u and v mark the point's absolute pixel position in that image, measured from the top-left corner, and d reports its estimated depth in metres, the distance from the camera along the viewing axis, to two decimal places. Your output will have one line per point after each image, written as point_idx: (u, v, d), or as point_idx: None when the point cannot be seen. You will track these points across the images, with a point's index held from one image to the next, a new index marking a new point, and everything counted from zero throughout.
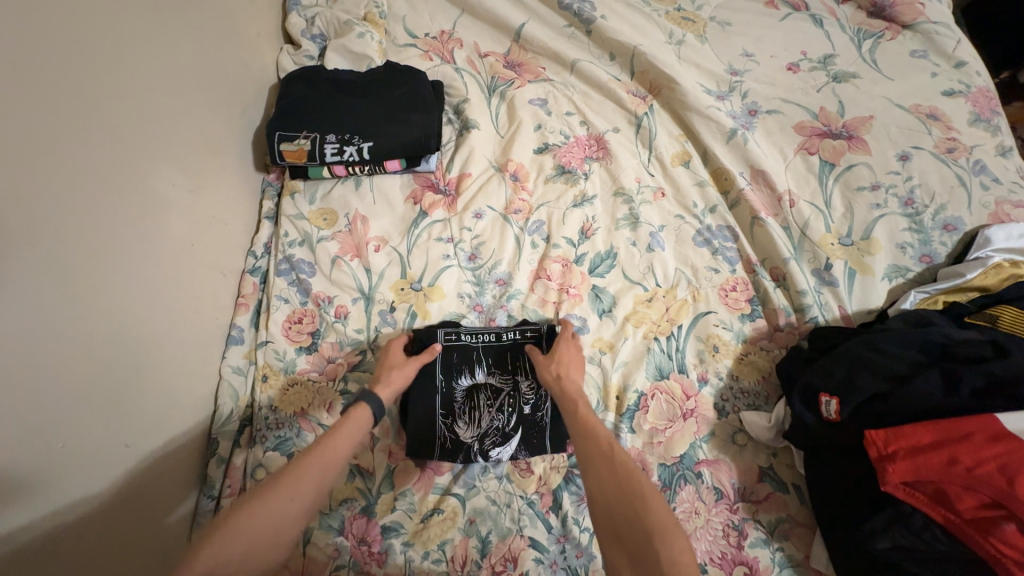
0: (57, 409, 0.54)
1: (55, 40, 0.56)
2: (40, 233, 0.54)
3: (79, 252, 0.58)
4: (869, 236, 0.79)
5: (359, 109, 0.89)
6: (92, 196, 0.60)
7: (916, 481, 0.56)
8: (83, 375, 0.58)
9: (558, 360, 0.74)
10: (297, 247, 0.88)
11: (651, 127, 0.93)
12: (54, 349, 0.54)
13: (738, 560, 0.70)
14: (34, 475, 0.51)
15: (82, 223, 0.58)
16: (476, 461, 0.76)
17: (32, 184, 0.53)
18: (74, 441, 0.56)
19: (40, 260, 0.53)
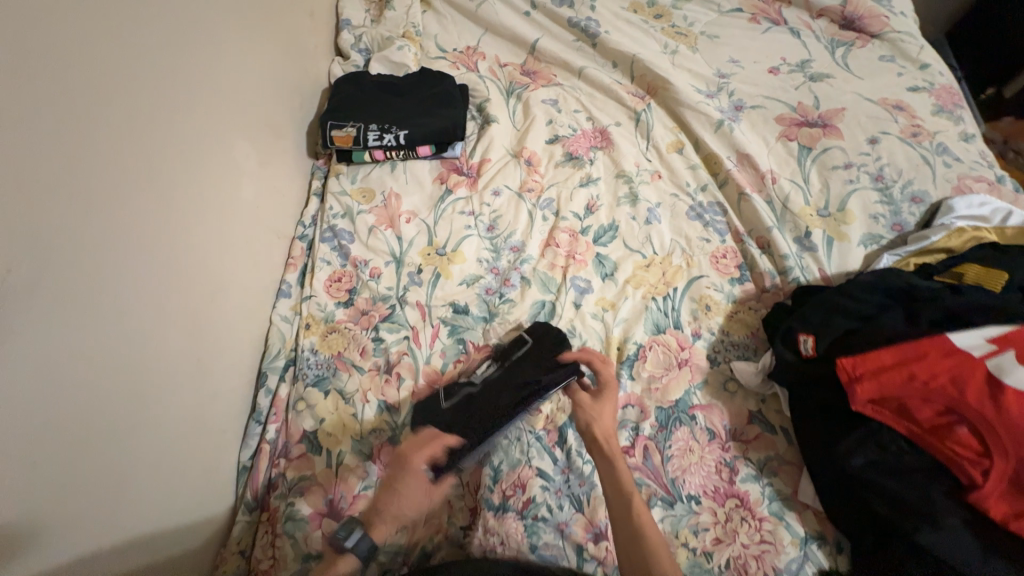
0: (147, 317, 0.67)
1: (168, 35, 0.73)
2: (148, 177, 0.68)
3: (171, 197, 0.73)
4: (844, 208, 0.89)
5: (397, 105, 1.05)
6: (182, 155, 0.75)
7: (881, 398, 0.63)
8: (165, 294, 0.70)
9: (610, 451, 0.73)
10: (339, 219, 1.01)
11: (649, 121, 1.06)
12: (146, 267, 0.67)
13: (730, 493, 0.76)
14: (130, 364, 0.63)
15: (172, 173, 0.73)
16: None
17: (144, 138, 0.68)
18: (155, 347, 0.68)
19: (143, 198, 0.67)
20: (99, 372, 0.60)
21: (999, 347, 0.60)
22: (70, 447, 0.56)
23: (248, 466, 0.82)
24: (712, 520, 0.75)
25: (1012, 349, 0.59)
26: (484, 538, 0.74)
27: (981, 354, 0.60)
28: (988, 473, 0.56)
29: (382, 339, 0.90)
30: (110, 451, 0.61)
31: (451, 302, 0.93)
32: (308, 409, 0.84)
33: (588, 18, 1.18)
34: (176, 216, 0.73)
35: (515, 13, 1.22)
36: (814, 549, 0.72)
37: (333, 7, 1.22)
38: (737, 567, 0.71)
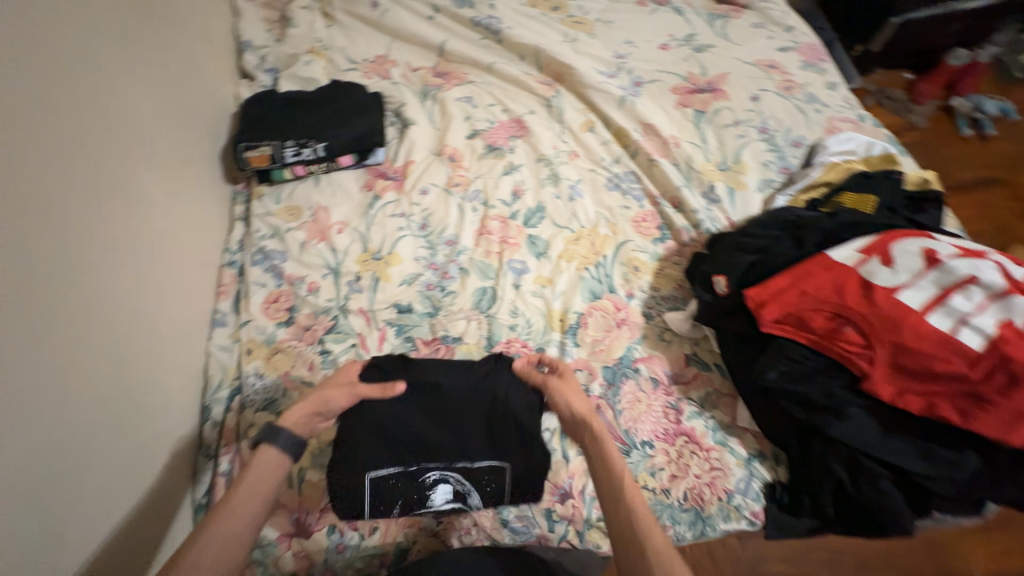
0: (74, 360, 0.64)
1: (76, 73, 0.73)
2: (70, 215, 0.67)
3: (96, 234, 0.71)
4: (738, 161, 0.98)
5: (312, 119, 1.05)
6: (101, 191, 0.74)
7: (784, 316, 0.71)
8: (103, 333, 0.69)
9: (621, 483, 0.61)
10: (268, 239, 1.00)
11: (560, 105, 1.12)
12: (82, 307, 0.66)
13: (678, 432, 0.82)
14: (71, 404, 0.62)
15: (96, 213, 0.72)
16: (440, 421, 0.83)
17: (71, 178, 0.68)
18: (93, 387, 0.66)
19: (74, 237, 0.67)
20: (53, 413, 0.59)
21: (866, 255, 0.71)
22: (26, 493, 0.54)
23: (203, 503, 0.80)
24: (666, 459, 0.80)
25: (876, 256, 0.71)
26: (458, 521, 0.77)
27: (854, 264, 0.71)
28: (873, 361, 0.65)
29: (329, 350, 0.90)
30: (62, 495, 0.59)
31: (394, 304, 0.94)
32: (261, 434, 0.82)
33: (490, 16, 1.23)
34: (90, 251, 0.70)
35: (419, 19, 1.24)
36: (756, 466, 0.79)
37: (232, 28, 1.19)
38: (693, 497, 0.78)
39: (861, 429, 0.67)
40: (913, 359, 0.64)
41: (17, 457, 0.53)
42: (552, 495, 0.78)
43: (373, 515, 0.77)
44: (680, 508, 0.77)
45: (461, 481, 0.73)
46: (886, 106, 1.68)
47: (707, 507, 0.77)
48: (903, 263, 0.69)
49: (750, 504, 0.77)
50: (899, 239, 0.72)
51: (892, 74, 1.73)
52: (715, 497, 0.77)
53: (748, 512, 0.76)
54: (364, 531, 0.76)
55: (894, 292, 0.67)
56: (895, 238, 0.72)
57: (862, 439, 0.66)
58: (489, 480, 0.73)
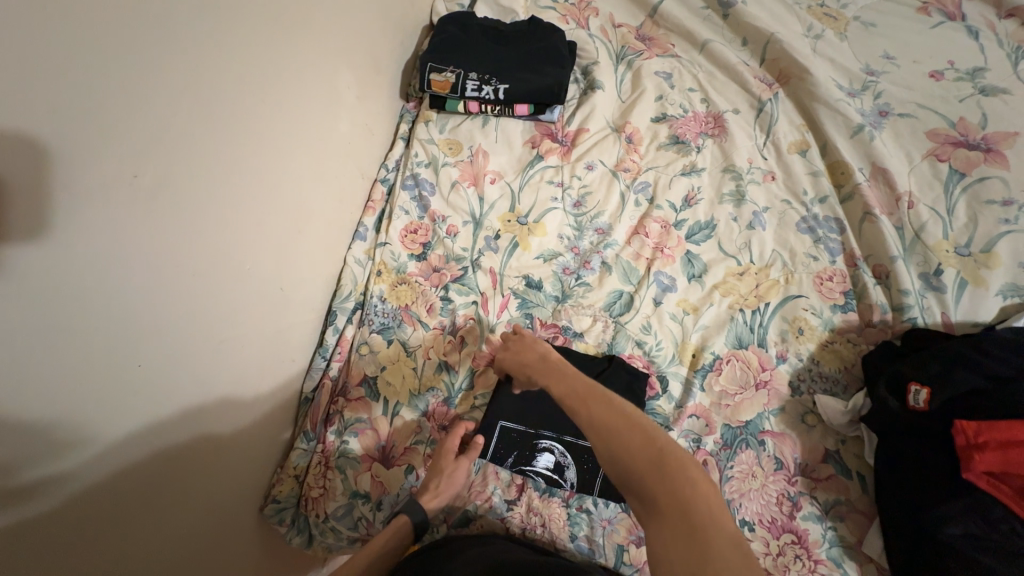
0: (233, 242, 0.67)
1: None
2: (258, 106, 0.69)
3: (276, 129, 0.73)
4: (989, 250, 0.77)
5: (500, 55, 0.98)
6: (292, 88, 0.75)
7: (1004, 473, 0.58)
8: (260, 229, 0.72)
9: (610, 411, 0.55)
10: (423, 167, 0.98)
11: (772, 113, 0.95)
12: (245, 200, 0.69)
13: (787, 528, 0.72)
14: (222, 286, 0.66)
15: (283, 110, 0.74)
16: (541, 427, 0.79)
17: (266, 67, 0.69)
18: (243, 273, 0.70)
19: (254, 130, 0.69)
20: (204, 292, 0.63)
21: None
22: (168, 356, 0.58)
23: (309, 398, 0.85)
24: (763, 549, 0.71)
25: None
26: (525, 517, 0.74)
27: None
28: None
29: (450, 299, 0.89)
30: (202, 363, 0.64)
31: (525, 275, 0.89)
32: (370, 355, 0.85)
33: None
34: (266, 135, 0.71)
35: None
36: None
37: None
38: None
39: None
40: None
41: (169, 318, 0.58)
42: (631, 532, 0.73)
43: None
44: None
45: (564, 452, 0.76)
46: None
47: None
48: None
49: None
50: None
51: None
52: None
53: None
54: None
55: None
56: None
57: None
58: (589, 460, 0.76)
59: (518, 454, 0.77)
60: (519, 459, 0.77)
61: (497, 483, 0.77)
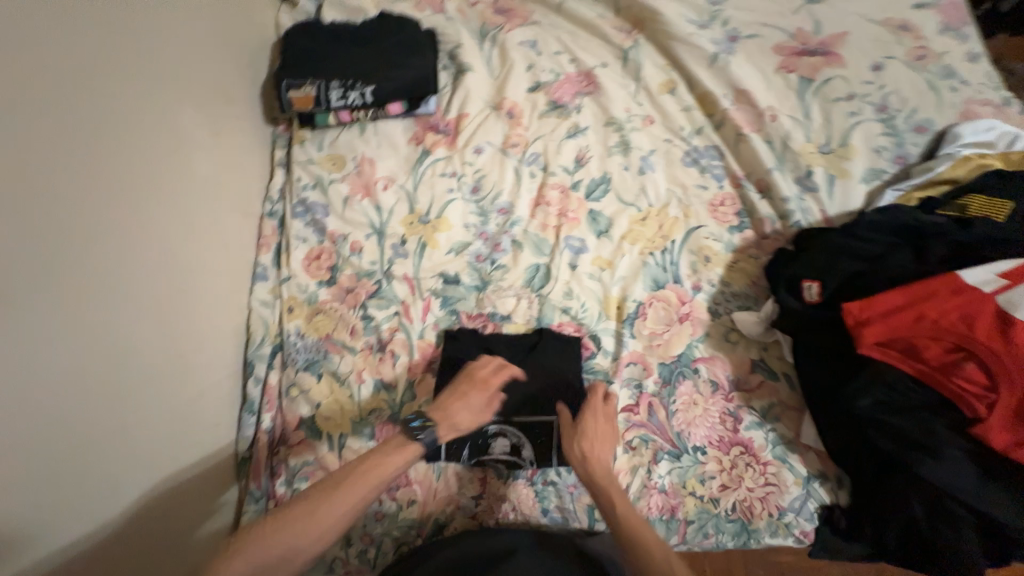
0: (101, 323, 0.62)
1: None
2: (94, 172, 0.62)
3: (125, 190, 0.67)
4: (846, 143, 0.84)
5: (358, 56, 0.94)
6: (128, 140, 0.68)
7: (889, 340, 0.63)
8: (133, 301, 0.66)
9: (580, 436, 0.72)
10: (310, 191, 0.93)
11: (637, 59, 0.98)
12: (107, 274, 0.63)
13: (734, 441, 0.77)
14: (99, 374, 0.61)
15: (126, 168, 0.67)
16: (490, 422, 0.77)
17: (89, 124, 0.62)
18: (126, 352, 0.65)
19: (97, 197, 0.63)
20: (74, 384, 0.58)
21: (1010, 280, 0.61)
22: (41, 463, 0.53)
23: (247, 457, 0.80)
24: (718, 468, 0.76)
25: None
26: (495, 506, 0.75)
27: (991, 290, 0.61)
28: (993, 406, 0.57)
29: (371, 316, 0.86)
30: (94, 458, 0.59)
31: (440, 274, 0.88)
32: (302, 395, 0.81)
33: None
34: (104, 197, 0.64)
35: None
36: (816, 487, 0.75)
37: None
38: (742, 509, 0.75)
39: (956, 471, 0.61)
40: None
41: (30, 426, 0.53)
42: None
43: (411, 488, 0.76)
44: (726, 519, 0.74)
45: (518, 434, 0.76)
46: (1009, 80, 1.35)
47: (755, 521, 0.74)
48: None
49: (801, 524, 0.73)
50: None
51: None
52: (765, 512, 0.74)
53: (797, 531, 0.73)
54: (403, 501, 0.75)
55: None
56: None
57: (953, 481, 0.61)
58: (542, 434, 0.76)
59: (473, 446, 0.76)
60: (475, 451, 0.76)
61: (461, 482, 0.76)
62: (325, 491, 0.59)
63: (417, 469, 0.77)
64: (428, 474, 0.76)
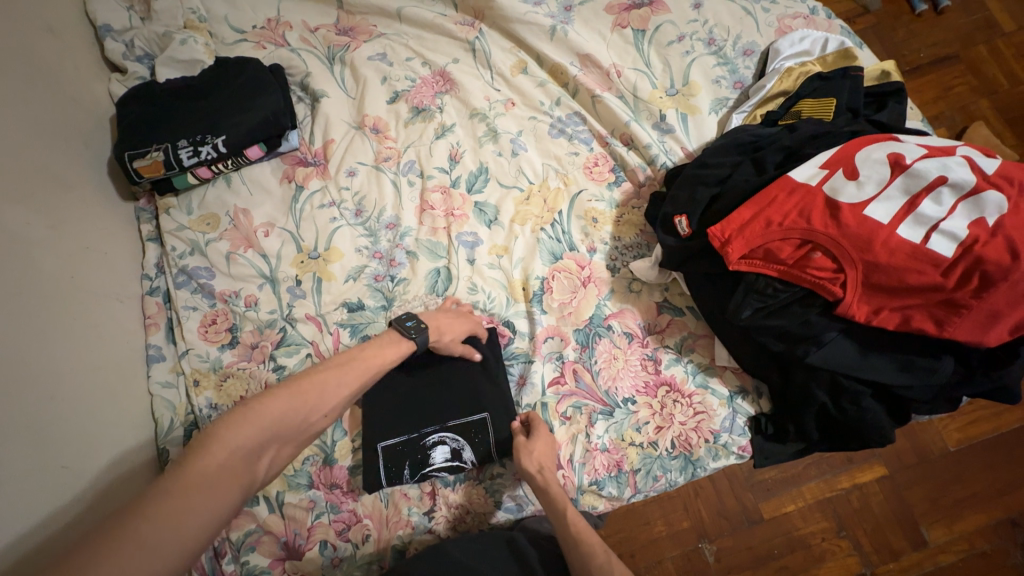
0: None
1: None
2: None
3: None
4: (688, 81, 0.89)
5: (203, 109, 0.91)
6: None
7: (750, 251, 0.67)
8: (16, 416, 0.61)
9: (534, 451, 0.72)
10: (188, 257, 0.89)
11: (485, 48, 0.99)
12: None
13: (659, 383, 0.80)
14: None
15: None
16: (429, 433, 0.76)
17: None
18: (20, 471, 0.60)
19: None
20: None
21: (829, 170, 0.67)
22: None
23: None
24: (650, 412, 0.79)
25: (840, 168, 0.67)
26: (450, 513, 0.76)
27: (817, 182, 0.67)
28: (846, 284, 0.63)
29: (283, 366, 0.83)
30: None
31: (343, 303, 0.86)
32: None
33: None
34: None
35: None
36: (740, 403, 0.79)
37: (80, 6, 0.98)
38: (681, 444, 0.78)
39: (839, 351, 0.66)
40: (887, 275, 0.61)
41: None
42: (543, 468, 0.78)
43: (363, 524, 0.74)
44: (669, 457, 0.77)
45: (457, 438, 0.76)
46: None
47: (695, 451, 0.77)
48: (867, 174, 0.65)
49: (736, 441, 0.78)
50: (862, 149, 0.67)
51: None
52: (702, 440, 0.77)
53: (735, 448, 0.77)
54: (357, 540, 0.74)
55: (859, 207, 0.64)
56: (860, 146, 0.68)
57: (841, 362, 0.66)
58: (478, 428, 0.77)
59: (412, 463, 0.75)
60: (416, 466, 0.75)
61: (410, 503, 0.76)
62: (296, 385, 0.61)
63: (364, 503, 0.75)
64: (377, 505, 0.75)
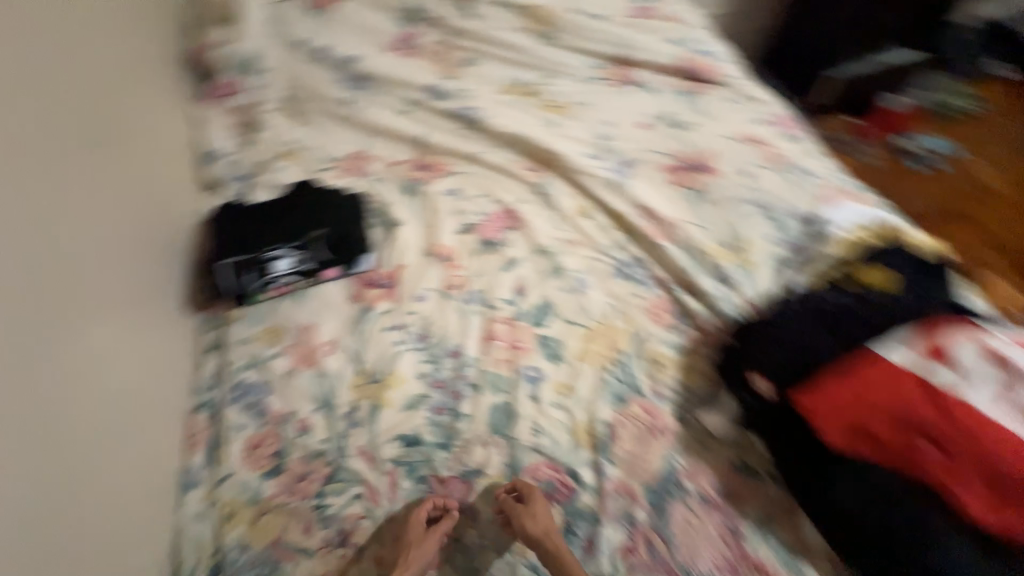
0: None
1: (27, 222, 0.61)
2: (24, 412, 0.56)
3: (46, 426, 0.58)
4: (744, 239, 0.96)
5: (291, 228, 0.98)
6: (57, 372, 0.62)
7: (841, 421, 0.71)
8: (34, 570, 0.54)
9: (537, 516, 0.71)
10: (246, 371, 0.88)
11: (551, 192, 1.10)
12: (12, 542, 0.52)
13: (744, 561, 0.71)
14: None
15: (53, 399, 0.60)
16: (284, 251, 0.95)
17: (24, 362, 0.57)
18: None
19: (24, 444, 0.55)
20: None
21: (916, 350, 0.71)
22: None
23: None
24: None
25: (924, 351, 0.70)
26: None
27: (903, 364, 0.70)
28: (944, 470, 0.65)
29: (327, 505, 0.77)
30: None
31: (398, 437, 0.82)
32: None
33: (467, 106, 1.22)
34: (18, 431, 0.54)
35: (395, 114, 1.23)
36: None
37: (195, 138, 1.13)
38: None
39: None
40: (1001, 469, 0.62)
41: None
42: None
43: None
44: None
45: (297, 250, 0.96)
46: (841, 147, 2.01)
47: None
48: (954, 359, 0.68)
49: None
50: (949, 333, 0.71)
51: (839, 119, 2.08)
52: None
53: None
54: None
55: (953, 395, 0.67)
56: (947, 328, 0.71)
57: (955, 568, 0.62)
58: (323, 241, 0.97)
59: (450, 557, 0.76)
60: (259, 275, 0.93)
61: None
62: None
63: None
64: None
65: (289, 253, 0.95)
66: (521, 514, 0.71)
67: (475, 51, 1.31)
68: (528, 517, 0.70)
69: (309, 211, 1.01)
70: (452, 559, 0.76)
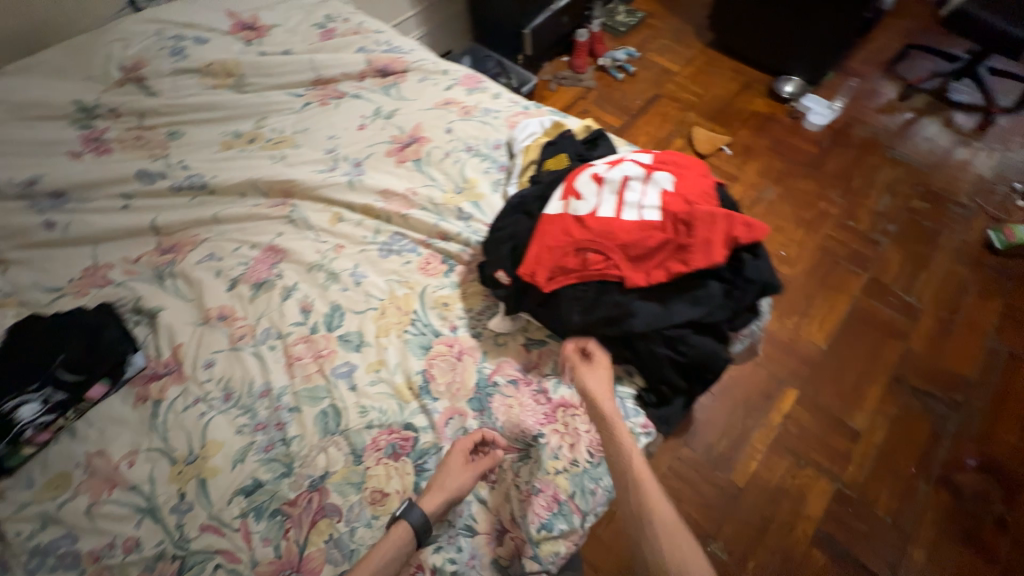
0: None
1: None
2: None
3: None
4: (466, 179, 1.15)
5: (27, 369, 0.87)
6: None
7: (550, 271, 0.85)
8: None
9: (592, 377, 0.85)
10: (40, 533, 0.79)
11: (302, 215, 1.16)
12: None
13: (554, 407, 0.88)
14: None
15: None
16: (28, 394, 0.85)
17: None
18: None
19: None
20: None
21: (566, 198, 0.91)
22: None
23: None
24: (559, 436, 0.85)
25: (570, 196, 0.91)
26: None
27: (562, 210, 0.89)
28: (619, 266, 0.83)
29: None
30: None
31: (238, 491, 0.82)
32: None
33: (188, 176, 1.22)
34: None
35: (114, 211, 1.17)
36: (622, 388, 0.90)
37: None
38: (597, 449, 0.84)
39: (654, 315, 0.82)
40: (641, 245, 0.83)
41: None
42: (465, 510, 0.81)
43: None
44: (594, 466, 0.83)
45: (43, 387, 0.86)
46: (566, 83, 2.59)
47: None
48: (585, 191, 0.90)
49: (636, 421, 0.87)
50: (577, 177, 0.93)
51: (557, 63, 2.69)
52: None
53: (638, 428, 0.87)
54: None
55: (595, 214, 0.87)
56: (576, 176, 0.94)
57: (660, 319, 0.82)
58: (72, 363, 0.89)
59: (334, 559, 0.76)
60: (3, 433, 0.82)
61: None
62: None
63: None
64: None
65: (34, 394, 0.85)
66: (580, 369, 0.87)
67: (174, 123, 1.30)
68: (588, 371, 0.86)
69: (45, 341, 0.90)
70: (330, 560, 0.76)
